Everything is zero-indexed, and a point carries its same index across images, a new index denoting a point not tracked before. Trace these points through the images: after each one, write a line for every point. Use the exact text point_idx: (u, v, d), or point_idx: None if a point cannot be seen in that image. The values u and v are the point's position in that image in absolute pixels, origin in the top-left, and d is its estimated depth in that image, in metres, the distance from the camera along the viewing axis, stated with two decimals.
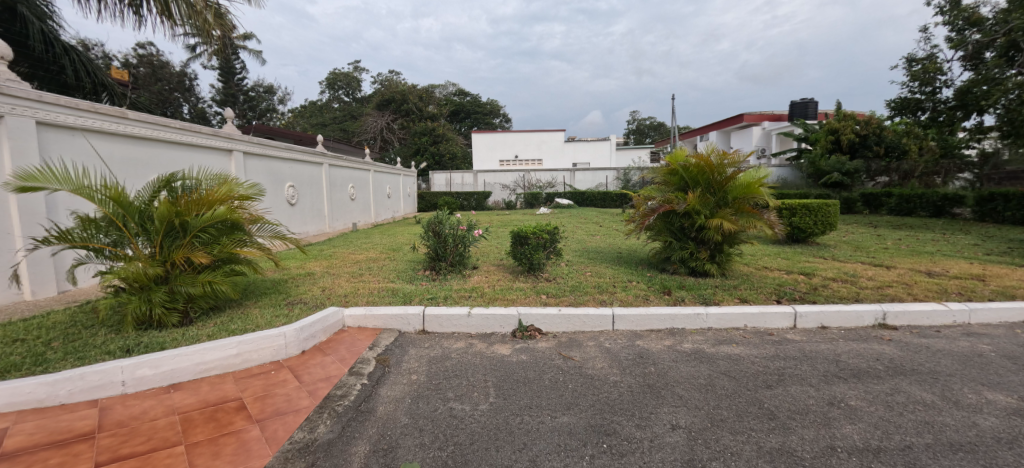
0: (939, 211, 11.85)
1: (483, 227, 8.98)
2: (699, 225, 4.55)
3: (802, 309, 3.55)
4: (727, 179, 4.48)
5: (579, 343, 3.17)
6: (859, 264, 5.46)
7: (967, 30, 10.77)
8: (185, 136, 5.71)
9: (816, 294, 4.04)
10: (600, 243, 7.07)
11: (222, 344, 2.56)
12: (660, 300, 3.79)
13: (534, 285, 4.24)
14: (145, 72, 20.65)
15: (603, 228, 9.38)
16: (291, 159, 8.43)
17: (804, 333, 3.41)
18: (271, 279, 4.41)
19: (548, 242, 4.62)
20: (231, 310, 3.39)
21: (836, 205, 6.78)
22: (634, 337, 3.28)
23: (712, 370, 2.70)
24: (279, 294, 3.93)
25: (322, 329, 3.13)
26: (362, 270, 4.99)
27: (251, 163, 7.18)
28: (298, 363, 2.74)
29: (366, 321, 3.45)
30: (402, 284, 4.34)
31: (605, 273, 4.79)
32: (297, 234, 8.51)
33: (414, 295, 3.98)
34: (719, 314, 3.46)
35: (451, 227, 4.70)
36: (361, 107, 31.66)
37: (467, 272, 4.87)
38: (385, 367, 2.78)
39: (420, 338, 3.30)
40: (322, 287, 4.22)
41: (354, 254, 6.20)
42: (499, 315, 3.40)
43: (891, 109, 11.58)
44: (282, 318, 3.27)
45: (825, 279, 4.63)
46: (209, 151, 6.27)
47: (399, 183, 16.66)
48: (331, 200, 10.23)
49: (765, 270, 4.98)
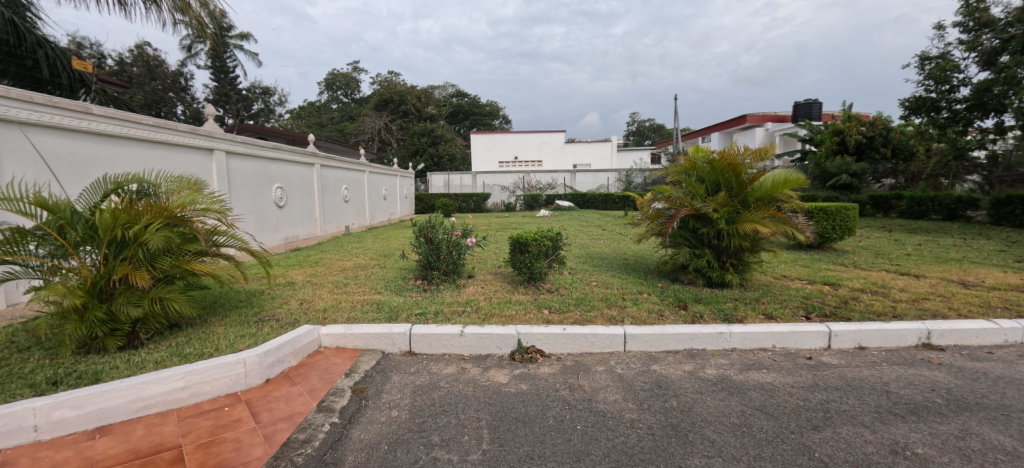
0: (953, 215, 11.50)
1: (481, 232, 8.62)
2: (719, 231, 4.21)
3: (837, 328, 3.15)
4: (750, 181, 4.18)
5: (588, 369, 2.77)
6: (885, 272, 5.07)
7: (979, 30, 10.48)
8: (159, 135, 5.33)
9: (848, 308, 3.64)
10: (604, 248, 6.65)
11: (166, 375, 2.17)
12: (676, 316, 3.36)
13: (536, 297, 3.84)
14: (140, 72, 20.19)
15: (606, 231, 9.00)
16: (280, 159, 8.04)
17: (841, 355, 3.01)
18: (246, 291, 4.01)
19: (550, 250, 4.23)
20: (192, 329, 2.98)
21: (855, 209, 6.41)
22: (649, 361, 2.87)
23: (744, 406, 2.30)
24: (251, 309, 3.52)
25: (292, 352, 2.74)
26: (347, 280, 4.59)
27: (236, 163, 6.79)
28: (258, 396, 2.34)
29: (345, 341, 3.05)
30: (389, 296, 3.95)
31: (613, 283, 4.40)
32: (286, 238, 8.13)
33: (401, 309, 3.57)
34: (743, 333, 3.06)
35: (444, 233, 4.32)
36: (359, 108, 31.25)
37: (462, 282, 4.45)
38: (362, 400, 2.38)
39: (405, 362, 2.89)
40: (300, 300, 3.81)
41: (342, 261, 5.80)
42: (496, 334, 2.99)
43: (904, 110, 11.15)
44: (247, 339, 2.86)
45: (852, 290, 4.24)
46: (187, 150, 5.84)
47: (396, 184, 16.26)
48: (323, 201, 9.84)
49: (785, 280, 4.59)
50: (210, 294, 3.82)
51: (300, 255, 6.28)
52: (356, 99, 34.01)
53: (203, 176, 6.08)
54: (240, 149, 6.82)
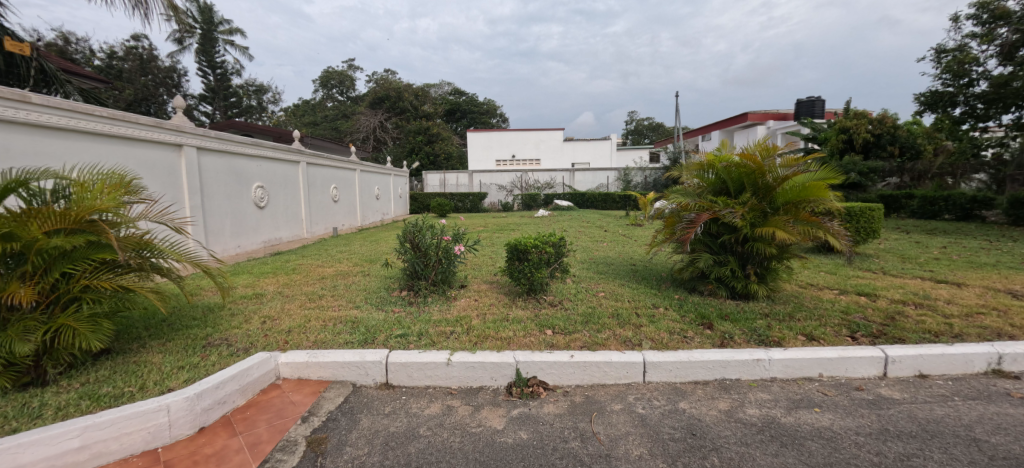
0: (967, 215, 11.09)
1: (477, 235, 8.11)
2: (744, 237, 3.78)
3: (894, 353, 2.67)
4: (778, 182, 3.72)
5: (601, 408, 2.26)
6: (921, 280, 4.59)
7: (993, 23, 9.91)
8: (115, 128, 4.80)
9: (897, 327, 3.15)
10: (609, 252, 6.18)
11: (58, 432, 1.68)
12: (702, 338, 2.84)
13: (536, 313, 3.33)
14: (130, 67, 19.51)
15: (608, 233, 8.50)
16: (260, 156, 7.50)
17: (901, 387, 2.52)
18: (203, 305, 3.50)
19: (552, 257, 3.72)
20: (119, 360, 2.47)
21: (881, 209, 5.94)
22: (675, 396, 2.37)
23: (805, 466, 1.79)
24: (203, 330, 3.00)
25: (238, 390, 2.24)
26: (323, 291, 4.08)
27: (209, 160, 6.25)
28: (184, 453, 1.84)
29: (308, 372, 2.53)
30: (367, 312, 3.43)
31: (623, 294, 3.94)
32: (268, 241, 7.62)
33: (380, 327, 3.05)
34: (785, 360, 2.57)
35: (432, 238, 3.79)
36: (354, 106, 30.55)
37: (452, 293, 3.94)
38: (317, 457, 1.86)
39: (379, 398, 2.37)
40: (263, 318, 3.29)
41: (322, 267, 5.28)
42: (489, 363, 2.48)
43: (920, 105, 10.62)
44: (186, 372, 2.35)
45: (892, 302, 3.76)
46: (151, 146, 5.32)
47: (390, 183, 15.73)
48: (310, 202, 9.32)
49: (814, 290, 4.12)
50: (162, 310, 3.32)
51: (278, 261, 5.76)
52: (351, 98, 33.39)
53: (169, 175, 5.55)
54: (214, 144, 6.29)
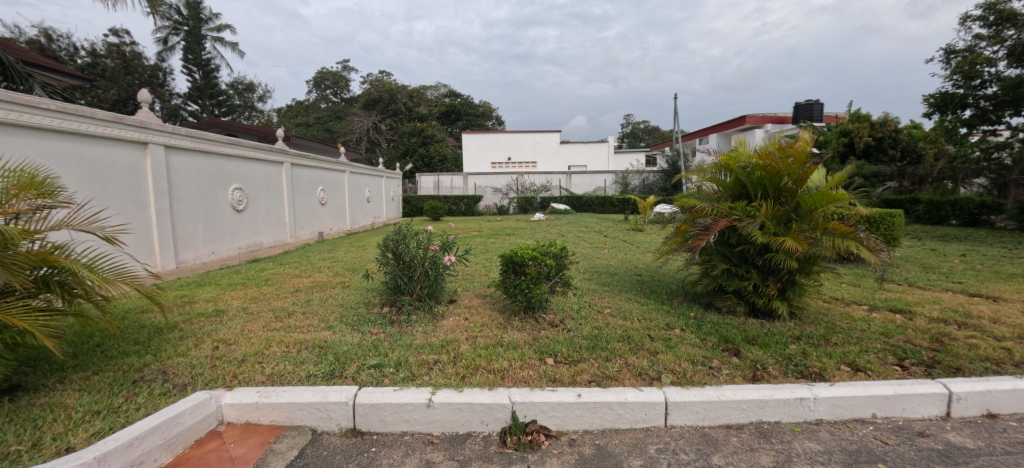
0: (975, 221, 10.80)
1: (470, 242, 7.68)
2: (764, 247, 3.39)
3: (959, 388, 2.26)
4: (802, 184, 3.31)
5: (617, 464, 1.83)
6: (953, 293, 4.21)
7: (1000, 25, 9.62)
8: (67, 123, 4.33)
9: (950, 353, 2.73)
10: (611, 260, 5.76)
11: None
12: (732, 369, 2.41)
13: (534, 336, 2.89)
14: (114, 65, 18.78)
15: (609, 239, 8.09)
16: (239, 155, 7.00)
17: (972, 432, 2.11)
18: (150, 327, 3.04)
19: (553, 271, 3.29)
20: (22, 403, 2.02)
21: (901, 216, 5.58)
22: (708, 447, 1.94)
23: None
24: (142, 359, 2.55)
25: (163, 445, 1.80)
26: (294, 306, 3.63)
27: (179, 160, 5.78)
28: None
29: (258, 415, 2.07)
30: (340, 334, 2.98)
31: (630, 311, 3.52)
32: (246, 247, 7.14)
33: (351, 354, 2.59)
34: (833, 398, 2.15)
35: (416, 248, 3.34)
36: (347, 107, 30.01)
37: (439, 310, 3.49)
38: None
39: (343, 451, 1.91)
40: (217, 342, 2.83)
41: (299, 277, 4.82)
42: (479, 404, 2.04)
43: (929, 107, 10.26)
44: (99, 421, 1.89)
45: (932, 321, 3.37)
46: (111, 143, 4.83)
47: (382, 186, 15.23)
48: (294, 204, 8.84)
49: (843, 307, 3.72)
50: (99, 333, 2.87)
51: (253, 270, 5.28)
52: (345, 99, 32.88)
53: (132, 176, 5.06)
54: (186, 143, 5.83)
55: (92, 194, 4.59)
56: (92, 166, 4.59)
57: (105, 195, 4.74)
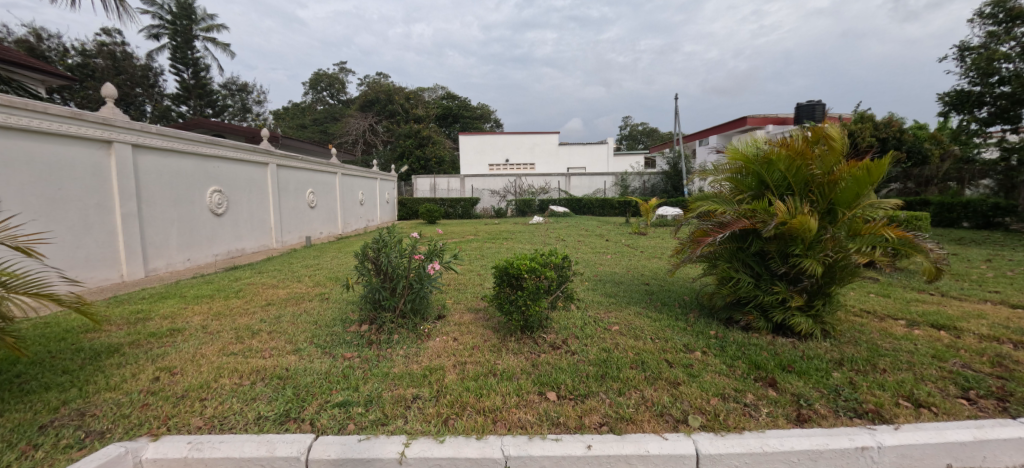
0: (989, 223, 10.41)
1: (465, 247, 7.27)
2: (792, 255, 2.98)
3: None
4: (833, 176, 2.91)
5: None
6: (995, 305, 3.82)
7: (1011, 22, 9.00)
8: (15, 119, 3.90)
9: (1021, 382, 2.33)
10: (616, 268, 5.33)
11: None
12: (772, 408, 2.00)
13: (532, 362, 2.48)
14: (103, 65, 18.27)
15: (612, 244, 7.66)
16: (217, 156, 6.57)
17: None
18: (86, 352, 2.61)
19: (554, 284, 2.88)
20: None
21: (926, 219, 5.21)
22: None
23: None
24: (64, 394, 2.13)
25: None
26: (261, 324, 3.21)
27: (149, 160, 5.35)
28: None
29: None
30: (306, 359, 2.56)
31: (642, 329, 3.09)
32: (225, 253, 6.70)
33: (314, 388, 2.17)
34: (901, 447, 1.74)
35: (398, 257, 2.91)
36: (343, 109, 29.55)
37: (425, 329, 3.07)
38: None
39: None
40: (160, 370, 2.40)
41: (274, 288, 4.39)
42: (464, 460, 1.62)
43: (944, 106, 9.89)
44: None
45: (983, 340, 2.97)
46: (68, 141, 4.40)
47: (376, 188, 14.80)
48: (281, 207, 8.42)
49: (879, 323, 3.32)
50: (20, 362, 2.43)
51: (227, 279, 4.85)
52: (341, 101, 32.44)
53: (94, 177, 4.65)
54: (157, 142, 5.43)
55: (44, 198, 4.15)
56: (42, 166, 4.14)
57: (61, 199, 4.30)
